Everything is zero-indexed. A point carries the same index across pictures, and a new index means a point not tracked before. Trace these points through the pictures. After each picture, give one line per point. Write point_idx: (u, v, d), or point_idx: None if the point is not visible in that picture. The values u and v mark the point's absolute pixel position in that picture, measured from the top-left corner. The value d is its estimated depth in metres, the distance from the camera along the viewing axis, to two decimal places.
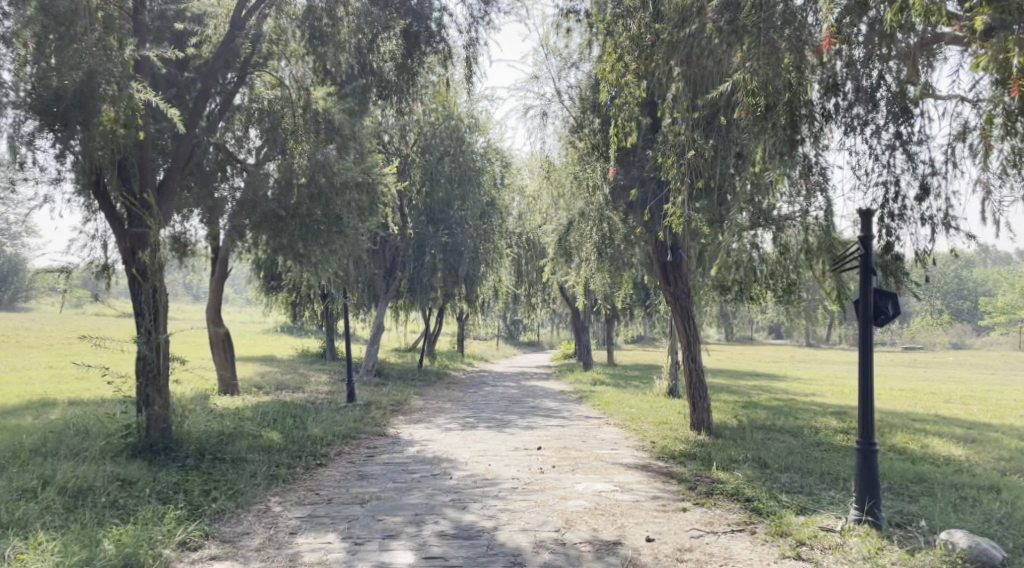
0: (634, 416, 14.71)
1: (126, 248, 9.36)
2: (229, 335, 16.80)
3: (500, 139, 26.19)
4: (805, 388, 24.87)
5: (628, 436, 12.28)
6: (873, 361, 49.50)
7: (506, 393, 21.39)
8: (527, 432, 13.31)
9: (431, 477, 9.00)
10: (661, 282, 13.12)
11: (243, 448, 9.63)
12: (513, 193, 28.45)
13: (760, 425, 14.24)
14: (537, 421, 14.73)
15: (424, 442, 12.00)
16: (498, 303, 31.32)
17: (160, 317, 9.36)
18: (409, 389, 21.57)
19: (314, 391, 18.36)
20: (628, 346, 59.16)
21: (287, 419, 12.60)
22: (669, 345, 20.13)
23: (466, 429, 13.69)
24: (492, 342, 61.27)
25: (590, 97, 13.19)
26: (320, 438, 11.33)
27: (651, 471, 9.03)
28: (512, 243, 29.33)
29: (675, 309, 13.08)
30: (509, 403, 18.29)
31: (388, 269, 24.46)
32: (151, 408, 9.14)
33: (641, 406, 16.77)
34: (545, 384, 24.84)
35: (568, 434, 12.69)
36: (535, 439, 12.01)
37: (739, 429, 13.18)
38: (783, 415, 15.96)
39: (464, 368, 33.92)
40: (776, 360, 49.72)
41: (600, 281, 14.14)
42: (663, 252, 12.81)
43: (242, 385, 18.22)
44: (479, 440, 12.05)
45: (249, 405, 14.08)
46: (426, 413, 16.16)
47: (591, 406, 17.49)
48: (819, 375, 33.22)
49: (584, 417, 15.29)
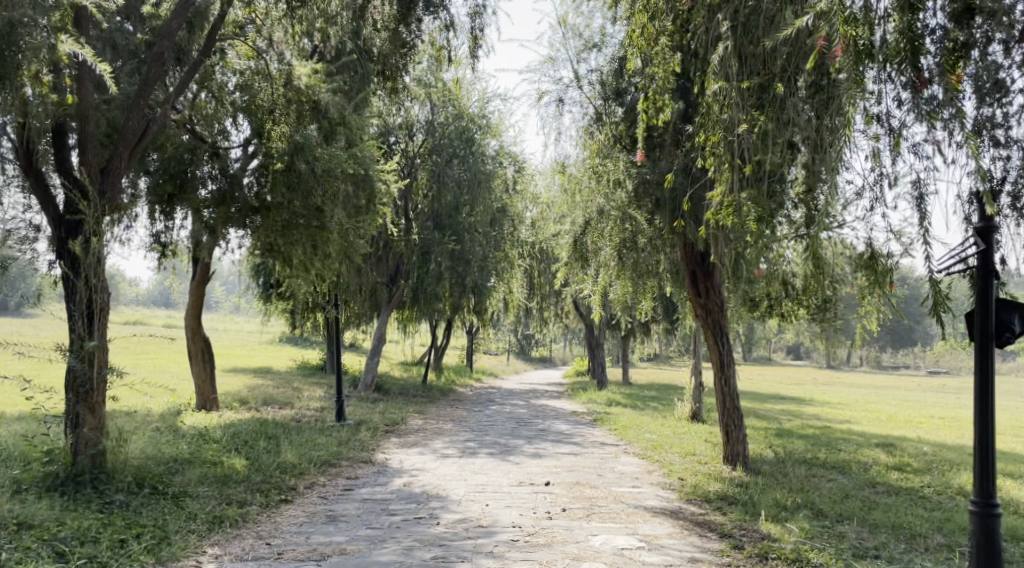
0: (656, 445, 13.06)
1: (60, 239, 7.91)
2: (209, 344, 15.24)
3: (513, 143, 24.79)
4: (837, 414, 23.12)
5: (652, 470, 10.59)
6: (902, 385, 47.49)
7: (514, 413, 19.77)
8: (534, 460, 11.69)
9: (414, 520, 7.39)
10: (691, 295, 11.61)
11: (192, 481, 8.05)
12: (526, 200, 26.96)
13: (801, 459, 12.50)
14: (546, 448, 13.06)
15: (414, 471, 10.38)
16: (508, 318, 29.72)
17: (99, 321, 7.86)
18: (409, 406, 20.00)
19: (303, 407, 16.78)
20: (643, 365, 57.46)
21: (260, 441, 11.03)
22: (692, 366, 18.46)
23: (465, 455, 12.08)
24: (504, 356, 59.73)
25: (614, 82, 11.67)
26: (291, 465, 9.75)
27: (685, 521, 7.38)
28: (524, 253, 27.86)
29: (706, 321, 11.48)
30: (516, 425, 16.64)
31: (390, 277, 23.06)
32: (79, 431, 7.59)
33: (661, 432, 15.10)
34: (556, 403, 23.17)
35: (581, 465, 11.05)
36: (543, 472, 10.35)
37: (778, 464, 11.49)
38: (823, 446, 14.25)
39: (472, 384, 32.35)
40: (797, 382, 47.85)
41: (621, 292, 12.53)
42: (694, 258, 11.40)
43: (224, 400, 16.69)
44: (478, 471, 10.40)
45: (221, 424, 12.51)
46: (423, 435, 14.56)
47: (607, 431, 15.81)
48: (847, 400, 31.40)
49: (600, 445, 13.61)
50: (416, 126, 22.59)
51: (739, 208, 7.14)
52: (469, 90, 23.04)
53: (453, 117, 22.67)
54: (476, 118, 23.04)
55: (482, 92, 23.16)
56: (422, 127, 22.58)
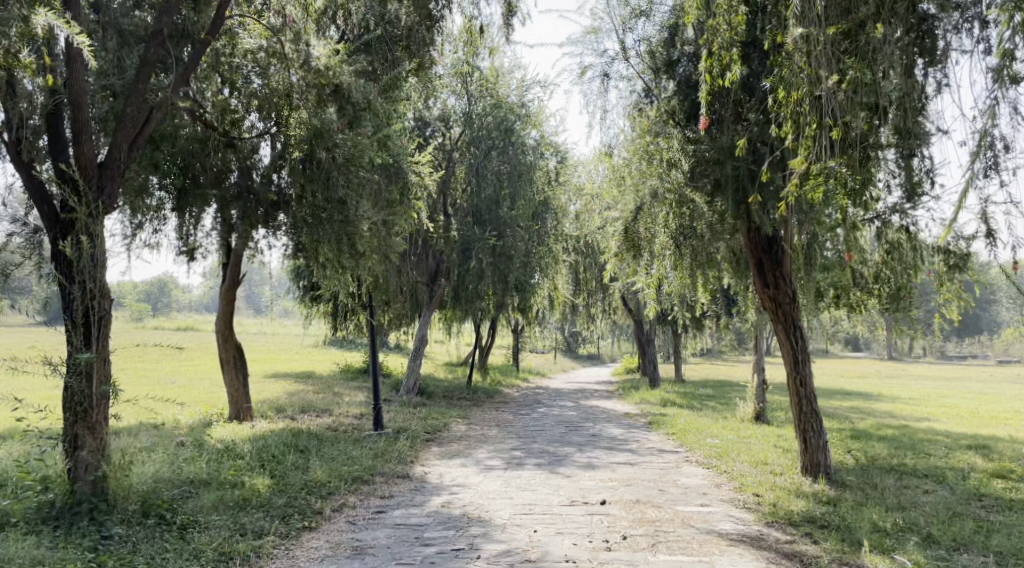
0: (721, 452, 11.87)
1: (52, 241, 7.13)
2: (241, 352, 14.44)
3: (555, 133, 23.66)
4: (910, 411, 21.56)
5: (721, 484, 9.41)
6: (971, 377, 45.07)
7: (563, 416, 18.70)
8: (587, 471, 10.62)
9: (453, 554, 6.38)
10: (758, 286, 10.47)
11: (204, 508, 7.18)
12: (569, 193, 25.81)
13: (886, 466, 11.19)
14: (600, 456, 11.95)
15: (455, 488, 9.40)
16: (554, 315, 28.62)
17: (101, 331, 7.07)
18: (452, 411, 19.09)
19: (341, 415, 15.96)
20: (694, 360, 55.81)
21: (289, 456, 10.15)
22: (754, 362, 17.15)
23: (511, 467, 11.06)
24: (550, 355, 58.65)
25: (665, 52, 10.44)
26: (321, 484, 8.81)
27: (771, 554, 6.24)
28: (568, 248, 26.79)
29: (776, 314, 10.28)
30: (566, 430, 15.57)
31: (431, 276, 22.24)
32: (77, 454, 6.81)
33: (724, 436, 13.87)
34: (607, 403, 22.03)
35: (640, 478, 9.94)
36: (598, 488, 9.26)
37: (863, 474, 10.22)
38: (907, 449, 12.89)
39: (519, 385, 31.36)
40: (857, 375, 45.79)
41: (679, 287, 11.34)
42: (761, 243, 10.25)
43: (259, 408, 15.95)
44: (525, 487, 9.36)
45: (251, 437, 11.69)
46: (466, 443, 13.57)
47: (664, 435, 14.62)
48: (917, 394, 29.56)
49: (658, 452, 12.44)
50: (453, 119, 21.66)
51: (828, 178, 6.11)
52: (506, 80, 22.06)
53: (491, 108, 21.65)
54: (516, 107, 21.98)
55: (521, 80, 22.08)
56: (459, 119, 21.65)
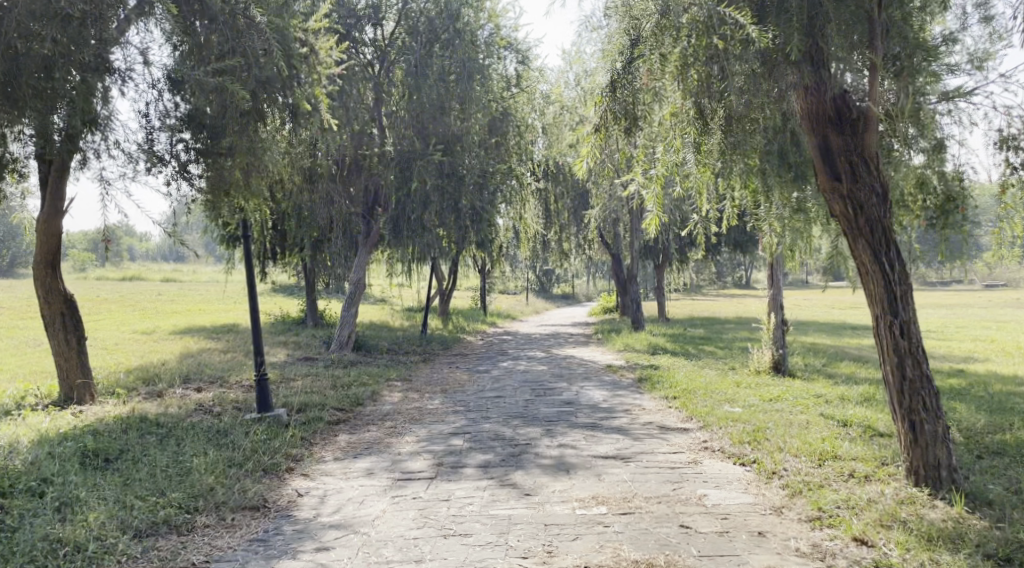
0: (757, 434, 8.03)
1: None
2: (71, 309, 10.23)
3: (514, 26, 19.31)
4: (949, 350, 18.03)
5: (782, 508, 5.59)
6: (972, 306, 42.03)
7: (532, 373, 14.84)
8: (556, 478, 6.76)
9: None
10: (820, 179, 6.47)
11: None
12: (533, 104, 21.56)
13: (1006, 447, 7.47)
14: (577, 447, 8.04)
15: (331, 531, 5.53)
16: (520, 252, 24.53)
17: None
18: (391, 371, 15.13)
19: (232, 386, 11.87)
20: (674, 297, 52.28)
21: (67, 476, 6.26)
22: (770, 298, 13.35)
23: (441, 472, 7.17)
24: (522, 295, 55.10)
25: None
26: (66, 551, 4.92)
27: None
28: (536, 169, 22.70)
29: (855, 221, 6.29)
30: (533, 397, 11.66)
31: (368, 206, 18.31)
32: None
33: (746, 404, 10.06)
34: (586, 353, 18.30)
35: (646, 495, 6.11)
36: (576, 527, 5.36)
37: (991, 471, 6.53)
38: (1010, 413, 9.22)
39: (485, 332, 27.48)
40: (849, 306, 42.73)
41: (693, 188, 7.30)
42: (823, 106, 6.34)
43: (119, 382, 11.81)
44: (451, 529, 5.44)
45: (43, 436, 7.69)
46: (390, 426, 9.63)
47: (665, 401, 10.75)
48: (935, 325, 26.19)
49: (662, 435, 8.54)
50: (385, 9, 17.39)
51: None
52: None
53: None
54: None
55: None
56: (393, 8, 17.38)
